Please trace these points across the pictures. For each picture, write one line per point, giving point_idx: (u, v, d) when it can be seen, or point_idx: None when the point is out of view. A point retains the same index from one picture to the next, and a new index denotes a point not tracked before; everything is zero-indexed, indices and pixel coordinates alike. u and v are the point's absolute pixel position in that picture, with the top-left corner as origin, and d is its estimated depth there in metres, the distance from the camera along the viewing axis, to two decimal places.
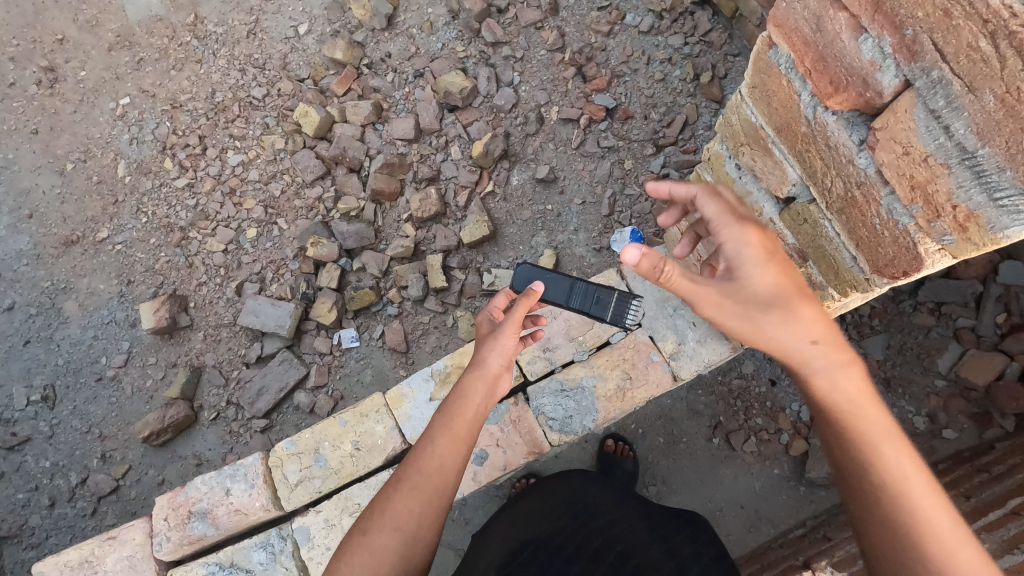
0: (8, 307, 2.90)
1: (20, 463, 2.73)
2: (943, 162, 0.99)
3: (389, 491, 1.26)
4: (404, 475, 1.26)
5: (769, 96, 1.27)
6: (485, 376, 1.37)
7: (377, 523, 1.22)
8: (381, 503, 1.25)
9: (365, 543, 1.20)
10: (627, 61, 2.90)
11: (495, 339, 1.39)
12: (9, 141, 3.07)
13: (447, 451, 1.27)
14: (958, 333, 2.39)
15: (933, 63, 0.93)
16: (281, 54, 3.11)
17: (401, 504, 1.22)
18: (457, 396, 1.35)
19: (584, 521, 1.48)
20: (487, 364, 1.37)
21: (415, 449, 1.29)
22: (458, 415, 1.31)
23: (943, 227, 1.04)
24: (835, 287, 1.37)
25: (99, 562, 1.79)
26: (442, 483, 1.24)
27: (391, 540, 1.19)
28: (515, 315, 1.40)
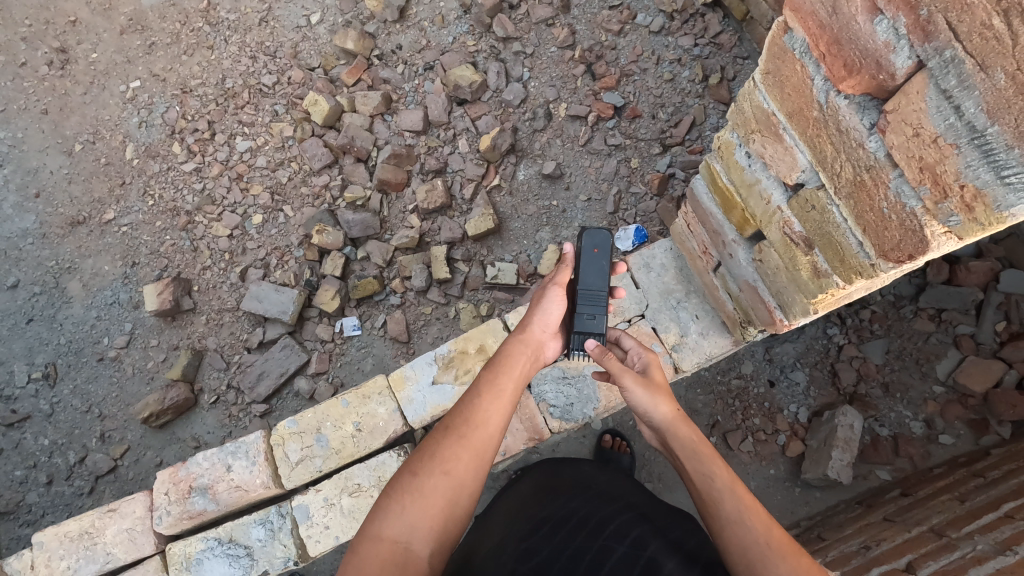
0: (12, 285, 2.91)
1: (20, 440, 2.74)
2: (953, 142, 0.90)
3: (436, 438, 1.19)
4: (453, 424, 1.20)
5: (782, 81, 1.22)
6: (528, 342, 1.41)
7: (426, 466, 1.14)
8: (427, 450, 1.18)
9: (413, 487, 1.12)
10: (637, 60, 2.91)
11: (545, 301, 1.48)
12: (19, 121, 3.09)
13: (496, 406, 1.24)
14: (957, 340, 2.40)
15: (946, 42, 0.86)
16: (293, 43, 3.13)
17: (452, 450, 1.16)
18: (503, 356, 1.36)
19: (597, 492, 1.51)
20: (530, 331, 1.43)
21: (462, 401, 1.25)
22: (506, 374, 1.30)
23: (950, 207, 0.95)
24: (839, 275, 1.25)
25: (99, 534, 1.82)
26: (491, 435, 1.20)
27: (439, 483, 1.12)
28: (558, 278, 1.51)
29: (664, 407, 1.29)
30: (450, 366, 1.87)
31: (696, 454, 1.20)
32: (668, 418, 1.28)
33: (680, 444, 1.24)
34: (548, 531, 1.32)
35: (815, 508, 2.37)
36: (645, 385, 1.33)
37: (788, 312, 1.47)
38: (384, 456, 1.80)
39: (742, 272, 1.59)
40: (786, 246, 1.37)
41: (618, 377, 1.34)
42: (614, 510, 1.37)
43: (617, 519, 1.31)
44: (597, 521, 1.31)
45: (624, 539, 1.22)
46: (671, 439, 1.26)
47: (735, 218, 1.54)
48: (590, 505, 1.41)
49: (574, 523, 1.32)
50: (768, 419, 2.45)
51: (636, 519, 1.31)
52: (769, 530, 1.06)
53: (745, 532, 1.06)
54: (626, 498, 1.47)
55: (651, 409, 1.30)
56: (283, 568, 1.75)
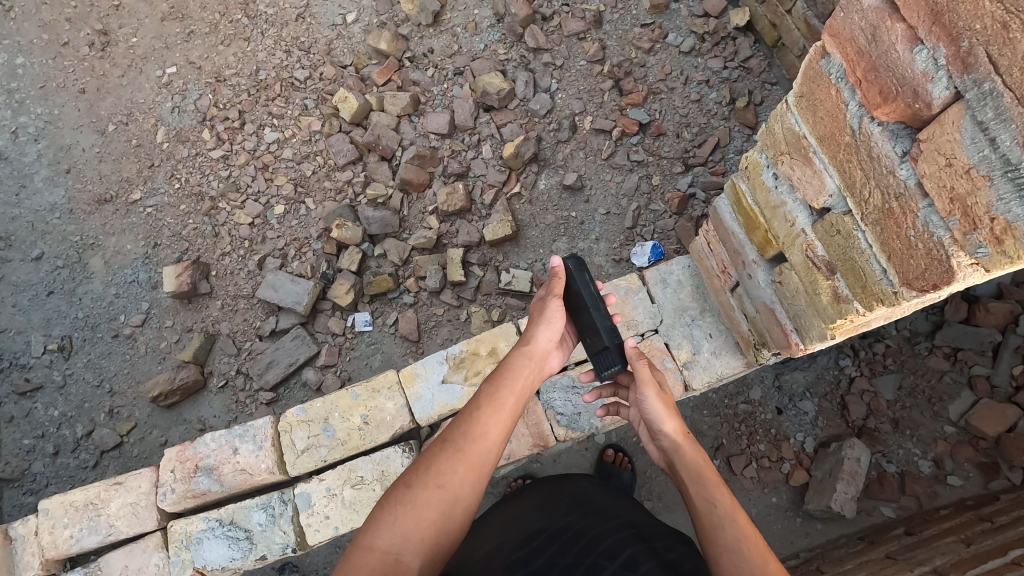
0: (36, 257, 2.96)
1: (30, 410, 2.78)
2: (986, 173, 0.91)
3: (433, 451, 1.20)
4: (450, 438, 1.20)
5: (815, 104, 1.23)
6: (532, 351, 1.41)
7: (420, 479, 1.15)
8: (423, 460, 1.19)
9: (406, 498, 1.13)
10: (665, 79, 2.93)
11: (541, 313, 1.49)
12: (56, 98, 3.17)
13: (495, 420, 1.24)
14: (972, 381, 2.37)
15: (986, 75, 0.87)
16: (327, 40, 3.18)
17: (446, 464, 1.17)
18: (504, 369, 1.36)
19: (595, 508, 1.50)
20: (534, 341, 1.44)
21: (460, 414, 1.25)
22: (505, 387, 1.30)
23: (979, 239, 0.94)
24: (860, 301, 1.25)
25: (103, 506, 1.84)
26: (488, 450, 1.21)
27: (433, 496, 1.13)
28: (556, 293, 1.50)
29: (674, 427, 1.32)
30: (460, 367, 1.88)
31: (701, 480, 1.20)
32: (676, 439, 1.30)
33: (686, 469, 1.23)
34: (541, 543, 1.33)
35: (816, 541, 2.34)
36: (663, 400, 1.35)
37: (804, 335, 1.46)
38: (389, 451, 1.82)
39: (760, 293, 1.59)
40: (808, 269, 1.37)
41: (641, 383, 1.35)
42: (610, 528, 1.35)
43: (610, 538, 1.29)
44: (591, 538, 1.30)
45: (615, 558, 1.20)
46: (677, 461, 1.26)
47: (757, 239, 1.55)
48: (585, 521, 1.40)
49: (569, 537, 1.32)
50: (773, 446, 2.43)
51: (629, 539, 1.28)
52: (766, 560, 1.03)
53: (740, 560, 1.03)
54: (622, 515, 1.45)
55: (661, 425, 1.33)
56: (281, 554, 1.76)
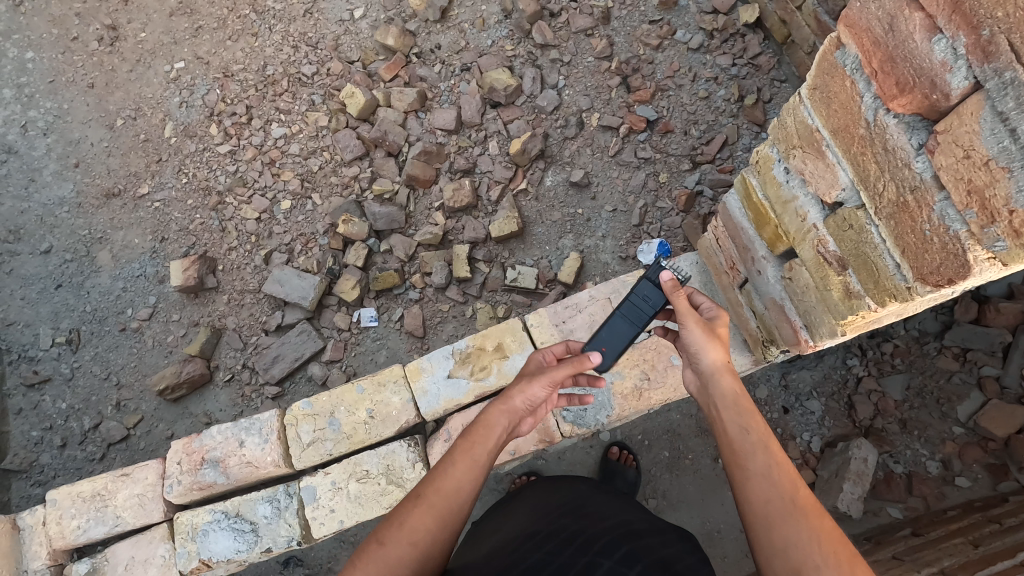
0: (45, 251, 2.98)
1: (38, 402, 2.80)
2: (1005, 165, 0.89)
3: (406, 506, 1.17)
4: (422, 493, 1.16)
5: (829, 97, 1.22)
6: (508, 409, 1.32)
7: (393, 535, 1.12)
8: (396, 514, 1.15)
9: (378, 556, 1.10)
10: (673, 76, 2.91)
11: (530, 381, 1.35)
12: (65, 92, 3.18)
13: (469, 476, 1.20)
14: (982, 381, 2.34)
15: (1007, 63, 0.85)
16: (334, 36, 3.18)
17: (419, 519, 1.13)
18: (479, 424, 1.28)
19: (591, 508, 1.49)
20: (516, 401, 1.33)
21: (434, 468, 1.21)
22: (481, 443, 1.24)
23: (997, 232, 0.93)
24: (872, 298, 1.24)
25: (110, 497, 1.85)
26: (461, 506, 1.17)
27: (405, 555, 1.10)
28: (557, 369, 1.35)
29: (717, 354, 1.29)
30: (466, 362, 1.88)
31: (736, 406, 1.20)
32: (716, 366, 1.28)
33: (722, 396, 1.23)
34: (537, 543, 1.32)
35: None
36: (705, 329, 1.32)
37: (814, 332, 1.45)
38: (395, 445, 1.82)
39: (769, 290, 1.58)
40: (818, 265, 1.35)
41: (681, 313, 1.33)
42: (605, 528, 1.35)
43: (606, 536, 1.29)
44: (587, 537, 1.29)
45: (611, 555, 1.20)
46: (713, 388, 1.26)
47: (767, 235, 1.54)
48: (581, 521, 1.40)
49: (564, 537, 1.32)
50: (779, 445, 2.41)
51: (625, 538, 1.28)
52: (794, 488, 1.05)
53: (768, 486, 1.05)
54: (618, 515, 1.44)
55: (702, 351, 1.30)
56: (286, 547, 1.76)
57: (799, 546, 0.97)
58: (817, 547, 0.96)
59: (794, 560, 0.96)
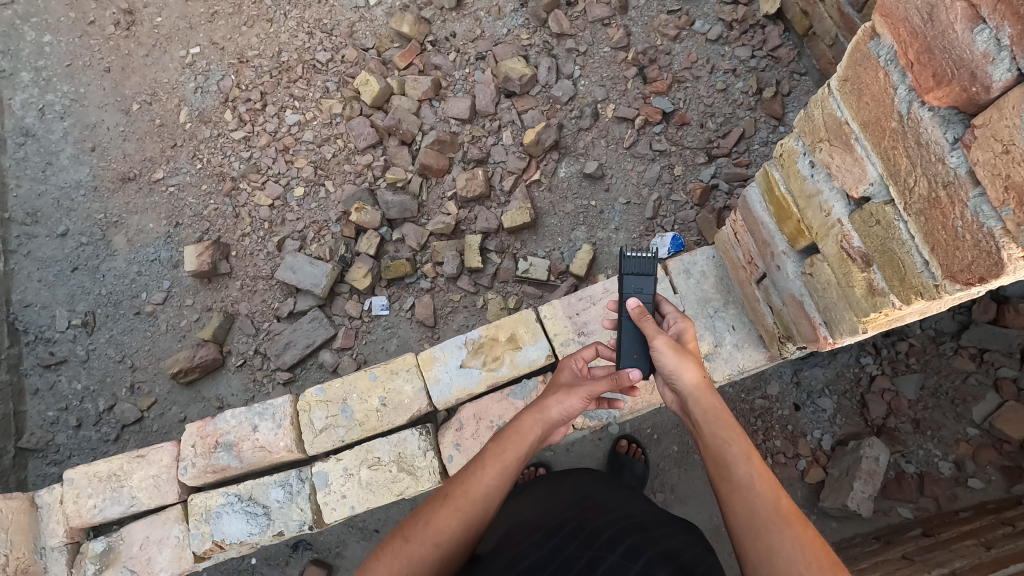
0: (62, 234, 3.01)
1: (54, 382, 2.85)
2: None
3: (432, 505, 1.18)
4: (450, 495, 1.18)
5: (860, 89, 1.20)
6: (544, 420, 1.31)
7: (419, 533, 1.14)
8: (422, 513, 1.17)
9: (404, 553, 1.12)
10: (691, 67, 2.87)
11: (567, 394, 1.34)
12: (82, 76, 3.20)
13: (497, 482, 1.20)
14: (998, 383, 2.31)
15: None
16: (349, 23, 3.17)
17: (445, 521, 1.15)
18: (512, 429, 1.28)
19: (595, 501, 1.49)
20: (549, 411, 1.32)
21: (464, 469, 1.22)
22: (513, 449, 1.24)
23: None
24: (897, 295, 1.22)
25: (125, 478, 1.88)
26: (489, 510, 1.18)
27: (431, 554, 1.12)
28: (595, 383, 1.34)
29: (692, 373, 1.27)
30: (479, 352, 1.88)
31: (716, 419, 1.19)
32: (692, 384, 1.26)
33: (700, 412, 1.22)
34: (540, 538, 1.32)
35: (829, 539, 2.32)
36: (674, 347, 1.30)
37: (833, 329, 1.44)
38: (407, 433, 1.83)
39: (788, 286, 1.56)
40: (841, 261, 1.34)
41: (651, 336, 1.31)
42: (609, 520, 1.34)
43: (609, 529, 1.29)
44: (590, 532, 1.29)
45: (615, 549, 1.20)
46: (690, 404, 1.24)
47: (788, 230, 1.52)
48: (584, 514, 1.39)
49: (568, 531, 1.31)
50: (790, 443, 2.40)
51: (629, 531, 1.28)
52: (777, 497, 1.06)
53: (751, 497, 1.07)
54: (621, 508, 1.44)
55: (676, 372, 1.27)
56: (297, 531, 1.78)
57: (785, 556, 0.98)
58: (802, 557, 0.98)
59: (781, 569, 0.97)
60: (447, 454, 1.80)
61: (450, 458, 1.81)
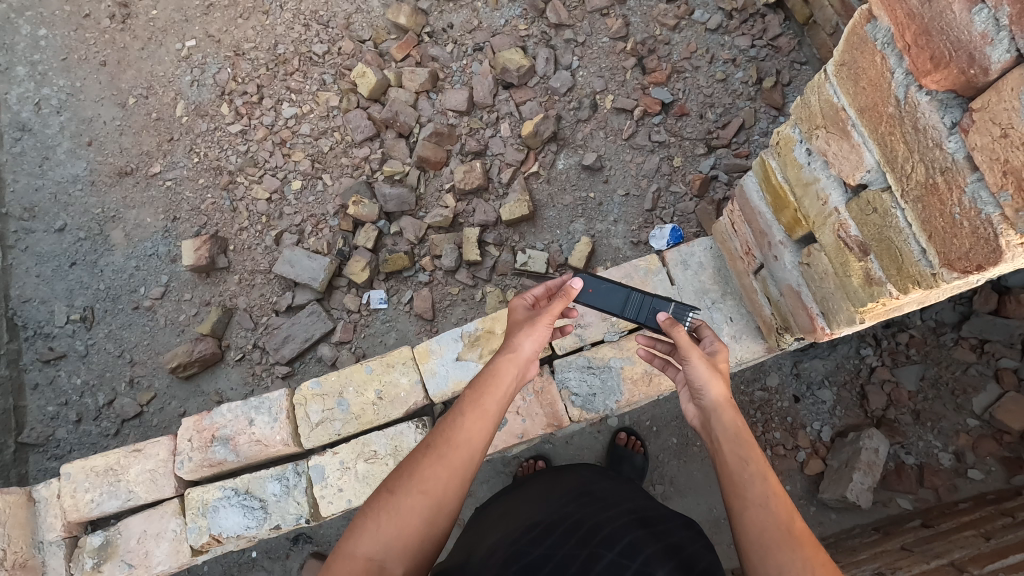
0: (59, 228, 3.00)
1: (54, 377, 2.84)
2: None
3: (415, 457, 1.15)
4: (434, 444, 1.15)
5: (857, 74, 1.18)
6: (518, 359, 1.31)
7: (403, 485, 1.11)
8: (405, 465, 1.15)
9: (391, 506, 1.09)
10: (690, 57, 2.85)
11: (532, 326, 1.35)
12: (78, 70, 3.18)
13: (479, 428, 1.18)
14: (999, 374, 2.30)
15: None
16: (346, 14, 3.14)
17: (430, 470, 1.12)
18: (488, 373, 1.27)
19: (594, 496, 1.49)
20: (520, 348, 1.32)
21: (444, 419, 1.20)
22: (491, 393, 1.23)
23: None
24: (894, 284, 1.21)
25: (123, 472, 1.88)
26: (473, 456, 1.15)
27: (417, 503, 1.09)
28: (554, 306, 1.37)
29: (719, 389, 1.25)
30: (475, 344, 1.87)
31: (737, 439, 1.16)
32: (717, 401, 1.23)
33: (722, 428, 1.19)
34: (538, 534, 1.32)
35: (829, 530, 2.32)
36: (707, 363, 1.28)
37: (831, 319, 1.42)
38: (403, 427, 1.82)
39: (786, 276, 1.54)
40: (838, 250, 1.32)
41: (686, 350, 1.28)
42: (609, 516, 1.34)
43: (608, 526, 1.29)
44: (589, 528, 1.29)
45: (613, 546, 1.19)
46: (713, 422, 1.21)
47: (785, 219, 1.50)
48: (583, 510, 1.39)
49: (566, 528, 1.31)
50: (790, 434, 2.39)
51: (630, 526, 1.28)
52: (790, 519, 1.03)
53: (765, 515, 1.03)
54: (622, 503, 1.43)
55: (704, 386, 1.26)
56: (294, 525, 1.78)
57: None
58: None
59: None
60: None
61: None
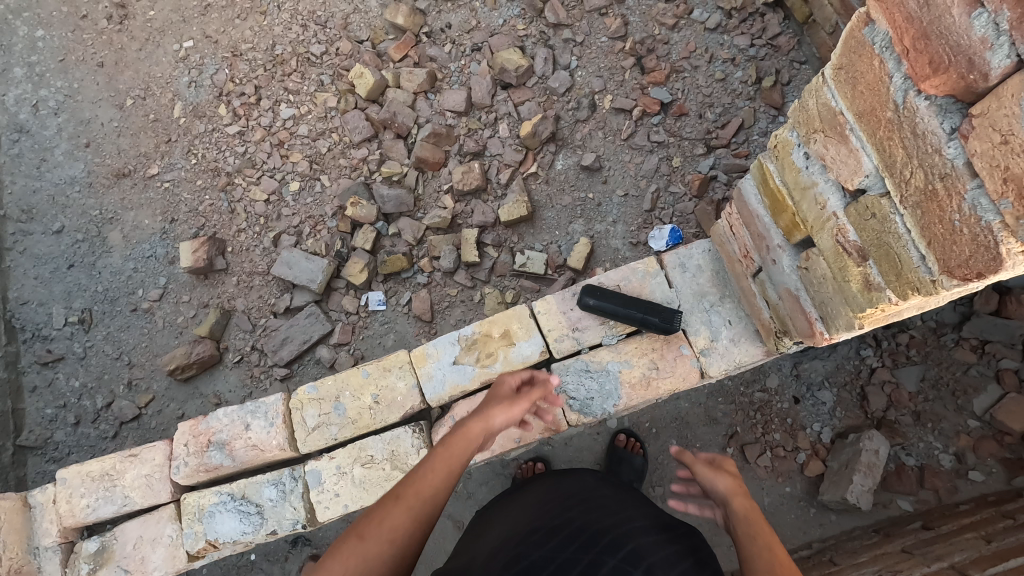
0: (57, 231, 2.99)
1: (52, 380, 2.84)
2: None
3: (386, 503, 1.14)
4: (405, 494, 1.14)
5: (855, 78, 1.17)
6: (488, 430, 1.35)
7: (374, 530, 1.09)
8: (375, 511, 1.13)
9: (358, 549, 1.06)
10: (689, 57, 2.83)
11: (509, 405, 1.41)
12: (76, 71, 3.17)
13: (448, 487, 1.19)
14: (999, 374, 2.29)
15: None
16: (343, 14, 3.12)
17: (398, 519, 1.11)
18: (460, 435, 1.30)
19: (599, 501, 1.48)
20: (493, 420, 1.36)
21: (416, 470, 1.20)
22: (462, 458, 1.25)
23: None
24: (893, 290, 1.19)
25: (119, 477, 1.87)
26: (438, 513, 1.15)
27: (384, 551, 1.07)
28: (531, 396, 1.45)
29: (728, 483, 1.29)
30: (472, 348, 1.85)
31: (747, 522, 1.18)
32: (728, 491, 1.27)
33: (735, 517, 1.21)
34: (540, 537, 1.32)
35: (829, 532, 2.31)
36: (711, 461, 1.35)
37: (830, 324, 1.41)
38: (400, 431, 1.81)
39: (785, 280, 1.53)
40: (837, 255, 1.31)
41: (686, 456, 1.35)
42: (613, 521, 1.34)
43: (612, 532, 1.28)
44: (592, 532, 1.29)
45: (616, 553, 1.19)
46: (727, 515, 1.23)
47: (783, 223, 1.49)
48: (587, 514, 1.39)
49: (569, 531, 1.31)
50: (789, 436, 2.38)
51: (635, 533, 1.27)
52: None
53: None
54: (627, 509, 1.43)
55: (711, 480, 1.30)
56: (291, 530, 1.78)
57: None
58: None
59: None
60: None
61: None
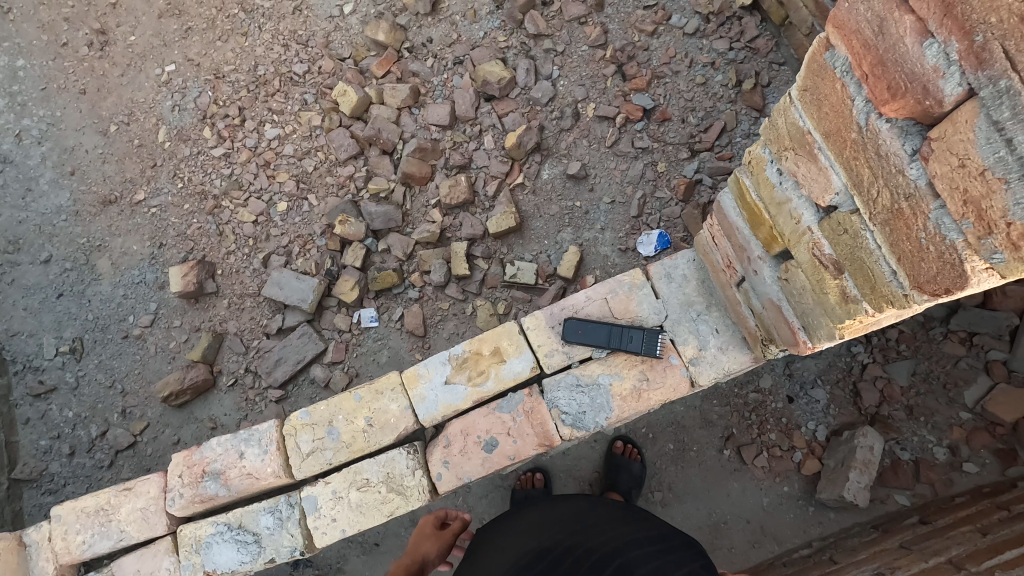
0: (45, 260, 2.98)
1: (45, 411, 2.82)
2: (1002, 176, 0.86)
3: None
4: None
5: (820, 99, 1.19)
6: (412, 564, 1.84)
7: None
8: None
9: None
10: (669, 62, 2.86)
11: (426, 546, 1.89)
12: (58, 99, 3.16)
13: None
14: (989, 366, 2.32)
15: (1002, 72, 0.81)
16: (324, 33, 3.13)
17: None
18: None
19: (590, 515, 1.54)
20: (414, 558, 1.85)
21: None
22: None
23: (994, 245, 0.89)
24: (869, 302, 1.21)
25: (114, 511, 1.86)
26: None
27: None
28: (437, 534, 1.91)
29: None
30: (463, 367, 1.86)
31: None
32: None
33: None
34: (532, 557, 1.38)
35: (829, 530, 2.32)
36: None
37: (812, 334, 1.43)
38: (395, 452, 1.82)
39: (766, 290, 1.55)
40: (814, 267, 1.33)
41: None
42: (604, 537, 1.40)
43: (601, 549, 1.34)
44: (582, 551, 1.35)
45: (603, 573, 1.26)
46: None
47: (762, 235, 1.51)
48: (579, 530, 1.45)
49: (560, 550, 1.37)
50: (785, 436, 2.39)
51: (623, 548, 1.34)
52: None
53: None
54: (617, 523, 1.49)
55: None
56: (289, 557, 1.77)
57: None
58: None
59: None
60: (436, 472, 1.80)
61: (439, 476, 1.80)
